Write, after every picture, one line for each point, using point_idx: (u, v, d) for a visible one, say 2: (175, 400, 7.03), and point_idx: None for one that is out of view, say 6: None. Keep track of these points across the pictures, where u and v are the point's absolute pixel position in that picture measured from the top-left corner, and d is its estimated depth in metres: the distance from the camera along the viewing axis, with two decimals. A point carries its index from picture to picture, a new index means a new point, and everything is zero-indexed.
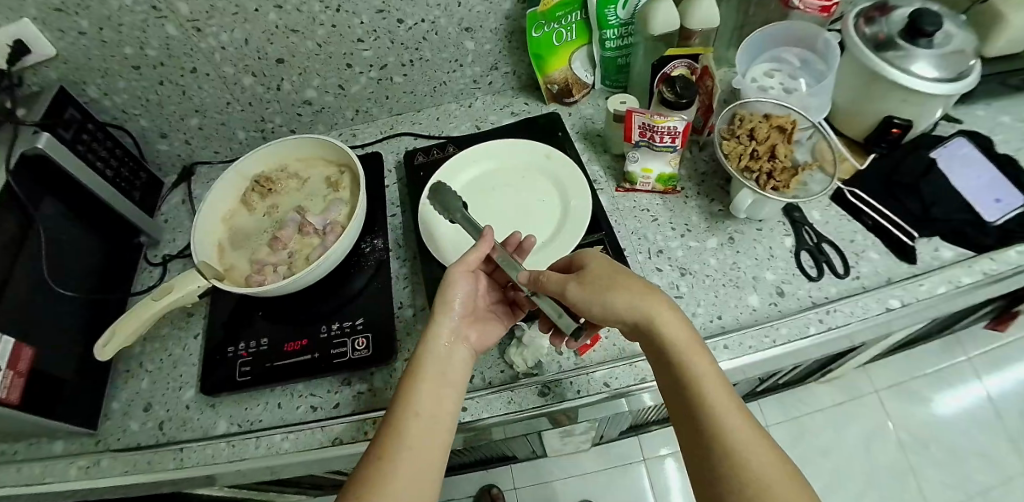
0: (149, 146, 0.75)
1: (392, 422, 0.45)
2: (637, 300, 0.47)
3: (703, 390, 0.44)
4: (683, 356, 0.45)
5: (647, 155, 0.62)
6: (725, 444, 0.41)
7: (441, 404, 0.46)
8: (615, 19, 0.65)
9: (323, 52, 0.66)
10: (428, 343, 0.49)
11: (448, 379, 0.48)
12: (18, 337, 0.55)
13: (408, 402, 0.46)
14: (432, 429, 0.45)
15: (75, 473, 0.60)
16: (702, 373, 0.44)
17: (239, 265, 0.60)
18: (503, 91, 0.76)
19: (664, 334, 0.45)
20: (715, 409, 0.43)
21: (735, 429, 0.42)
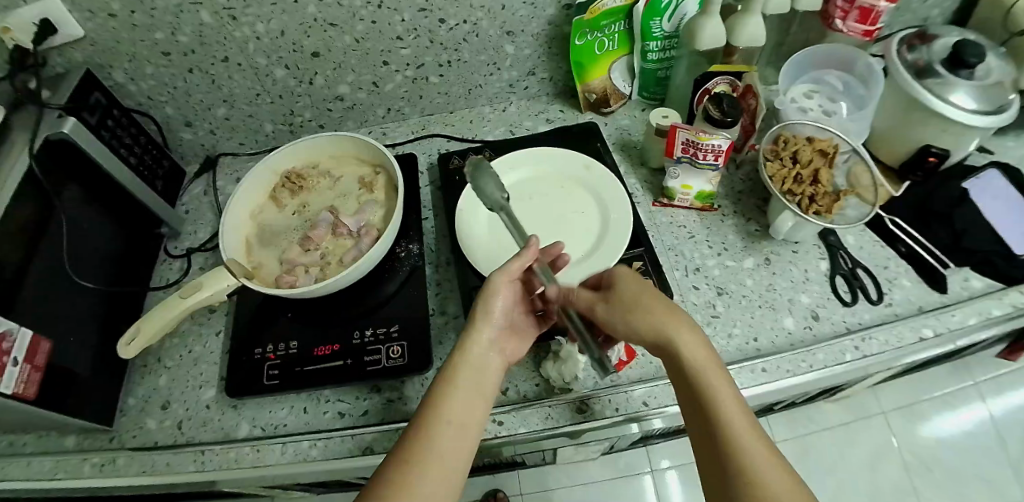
0: (172, 133, 0.73)
1: (417, 425, 0.43)
2: (658, 309, 0.47)
3: (722, 412, 0.43)
4: (699, 367, 0.45)
5: (688, 172, 0.61)
6: (738, 459, 0.41)
7: (471, 414, 0.45)
8: (659, 31, 0.64)
9: (359, 48, 0.64)
10: (463, 349, 0.47)
11: (480, 390, 0.46)
12: (36, 330, 0.53)
13: (437, 407, 0.44)
14: (460, 439, 0.43)
15: (89, 471, 0.58)
16: (722, 396, 0.43)
17: (268, 264, 0.58)
18: (539, 97, 0.74)
19: (680, 344, 0.46)
20: (729, 423, 0.42)
21: (748, 446, 0.41)
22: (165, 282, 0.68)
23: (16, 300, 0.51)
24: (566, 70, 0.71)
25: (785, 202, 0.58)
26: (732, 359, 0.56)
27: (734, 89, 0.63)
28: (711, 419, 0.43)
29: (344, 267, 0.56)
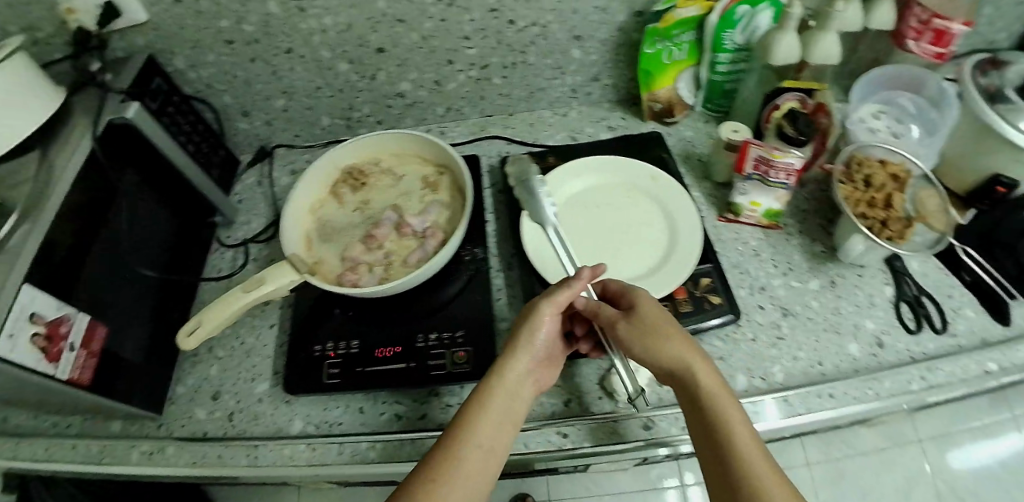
0: (228, 122, 0.73)
1: (446, 442, 0.44)
2: (668, 329, 0.48)
3: (739, 448, 0.42)
4: (709, 389, 0.45)
5: (757, 189, 0.60)
6: (751, 481, 0.41)
7: (499, 439, 0.45)
8: (731, 43, 0.63)
9: (426, 45, 0.63)
10: (499, 371, 0.47)
11: (511, 415, 0.46)
12: (94, 317, 0.53)
13: (467, 428, 0.45)
14: (484, 463, 0.44)
15: (135, 459, 0.57)
16: (737, 431, 0.43)
17: (329, 259, 0.57)
18: (599, 104, 0.73)
19: (691, 364, 0.46)
20: (740, 445, 0.42)
21: (760, 467, 0.41)
22: (219, 271, 0.68)
23: (75, 287, 0.51)
24: (630, 78, 0.70)
25: (857, 225, 0.57)
26: (798, 382, 0.54)
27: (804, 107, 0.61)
28: (721, 442, 0.43)
29: (409, 268, 0.55)
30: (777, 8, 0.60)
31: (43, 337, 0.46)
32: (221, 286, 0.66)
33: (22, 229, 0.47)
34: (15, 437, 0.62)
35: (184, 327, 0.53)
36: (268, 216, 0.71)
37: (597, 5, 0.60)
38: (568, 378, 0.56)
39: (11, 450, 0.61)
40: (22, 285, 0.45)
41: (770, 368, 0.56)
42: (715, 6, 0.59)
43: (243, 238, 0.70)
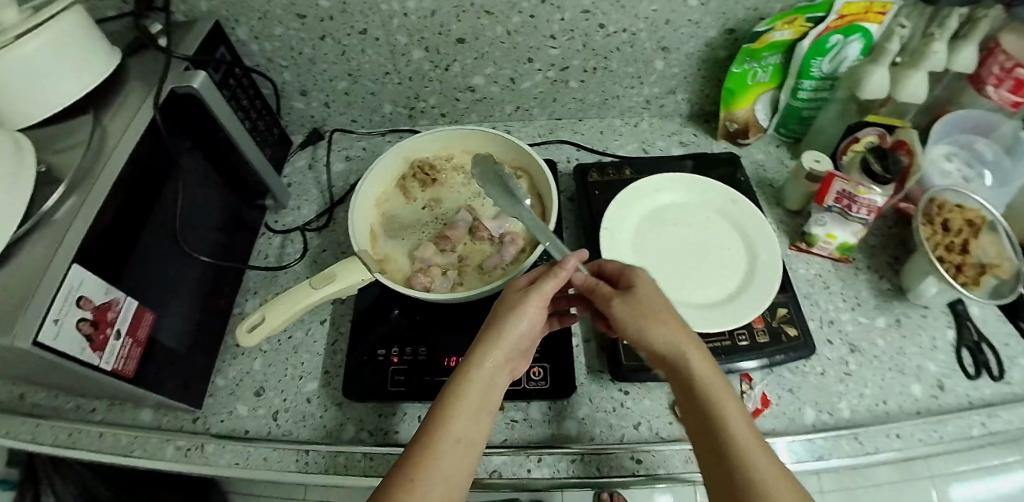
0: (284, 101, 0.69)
1: (423, 440, 0.39)
2: (659, 304, 0.44)
3: (742, 449, 0.38)
4: (704, 371, 0.41)
5: (835, 221, 0.59)
6: (756, 467, 0.37)
7: (474, 431, 0.41)
8: (817, 71, 0.61)
9: (509, 40, 0.60)
10: (474, 356, 0.42)
11: (485, 404, 0.42)
12: (141, 301, 0.49)
13: (445, 424, 0.40)
14: (464, 457, 0.39)
15: (172, 454, 0.54)
16: (737, 431, 0.39)
17: (397, 257, 0.55)
18: (670, 117, 0.73)
19: (681, 343, 0.42)
20: (740, 430, 0.39)
21: (764, 453, 0.38)
22: (265, 260, 0.65)
23: (124, 269, 0.47)
24: (704, 96, 0.70)
25: (932, 266, 0.56)
26: (863, 420, 0.54)
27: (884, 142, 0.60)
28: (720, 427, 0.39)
29: (485, 274, 0.54)
30: (869, 39, 0.58)
31: (90, 323, 0.43)
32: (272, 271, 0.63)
33: (68, 203, 0.44)
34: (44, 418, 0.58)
35: (243, 322, 0.51)
36: (321, 202, 0.68)
37: (689, 18, 0.59)
38: (638, 400, 0.53)
39: (31, 431, 0.57)
40: (73, 266, 0.41)
41: (837, 404, 0.55)
42: (808, 33, 0.57)
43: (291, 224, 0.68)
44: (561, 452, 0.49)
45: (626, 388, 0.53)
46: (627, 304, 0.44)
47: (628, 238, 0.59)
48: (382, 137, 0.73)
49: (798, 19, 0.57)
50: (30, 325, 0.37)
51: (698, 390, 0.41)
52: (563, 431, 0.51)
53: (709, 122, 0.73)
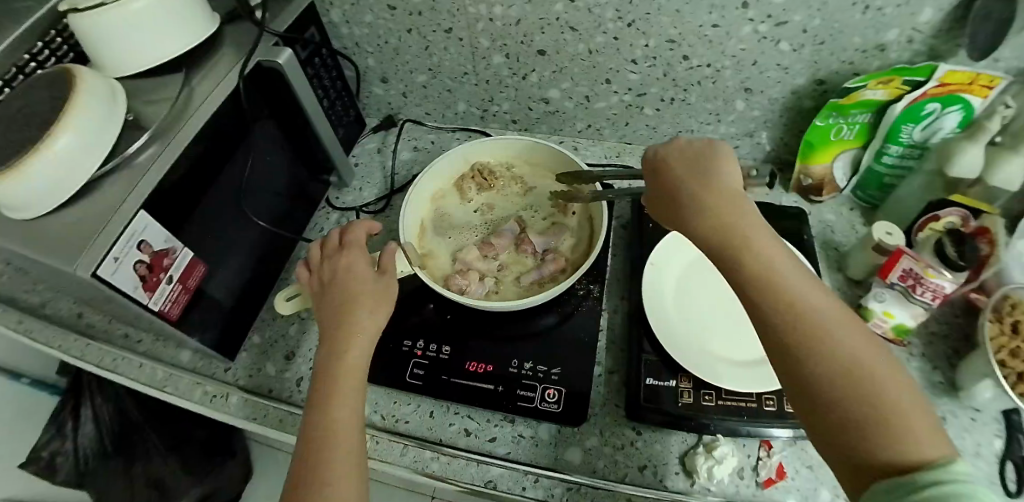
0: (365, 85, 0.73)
1: (311, 458, 0.37)
2: (737, 217, 0.38)
3: (825, 330, 0.33)
4: (795, 296, 0.34)
5: (896, 300, 0.55)
6: (864, 403, 0.31)
7: (342, 404, 0.40)
8: (907, 137, 0.57)
9: (589, 59, 0.61)
10: (335, 363, 0.42)
11: (352, 374, 0.42)
12: (197, 253, 0.52)
13: (329, 436, 0.38)
14: (354, 431, 0.39)
15: (199, 397, 0.59)
16: (816, 310, 0.34)
17: (439, 255, 0.57)
18: (742, 161, 0.71)
19: (768, 261, 0.36)
20: (840, 361, 0.32)
21: (877, 380, 0.32)
22: (320, 233, 0.68)
23: (187, 222, 0.50)
24: (780, 146, 0.67)
25: (991, 369, 0.52)
26: None
27: (966, 225, 0.54)
28: (807, 362, 0.33)
29: (521, 288, 0.54)
30: (970, 112, 0.53)
31: (146, 265, 0.46)
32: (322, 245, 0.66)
33: (148, 151, 0.47)
34: (100, 340, 0.65)
35: (285, 291, 0.54)
36: (382, 187, 0.71)
37: (778, 62, 0.57)
38: (649, 443, 0.51)
39: (94, 353, 0.65)
40: (138, 212, 0.44)
41: None
42: (903, 95, 0.54)
43: (352, 203, 0.71)
44: (558, 478, 0.49)
45: (639, 428, 0.52)
46: (704, 213, 0.39)
47: (677, 277, 0.57)
48: (451, 134, 0.75)
49: (895, 81, 0.53)
50: (93, 258, 0.41)
51: (785, 319, 0.34)
52: (565, 459, 0.51)
53: (782, 172, 0.69)
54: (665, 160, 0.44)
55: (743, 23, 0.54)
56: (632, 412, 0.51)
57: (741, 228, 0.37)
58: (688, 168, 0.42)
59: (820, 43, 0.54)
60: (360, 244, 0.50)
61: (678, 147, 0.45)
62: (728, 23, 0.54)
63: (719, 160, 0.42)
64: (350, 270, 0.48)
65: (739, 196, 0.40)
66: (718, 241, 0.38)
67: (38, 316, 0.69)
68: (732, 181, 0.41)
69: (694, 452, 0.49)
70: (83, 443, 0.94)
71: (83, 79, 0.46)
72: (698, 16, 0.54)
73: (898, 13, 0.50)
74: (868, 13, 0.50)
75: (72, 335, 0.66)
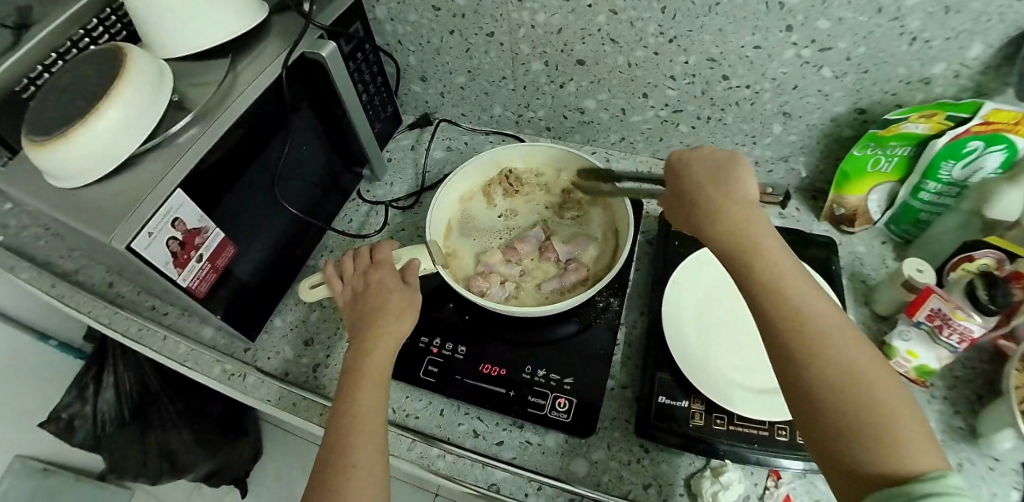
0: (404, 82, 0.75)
1: (333, 448, 0.42)
2: (749, 229, 0.40)
3: (830, 344, 0.35)
4: (802, 309, 0.37)
5: (921, 339, 0.54)
6: (858, 415, 0.33)
7: (365, 403, 0.43)
8: (945, 174, 0.55)
9: (628, 72, 0.62)
10: (359, 364, 0.45)
11: (376, 375, 0.45)
12: (228, 235, 0.53)
13: (350, 431, 0.42)
14: (375, 427, 0.43)
15: (219, 374, 0.61)
16: (825, 325, 0.36)
17: (463, 256, 0.58)
18: (776, 185, 0.70)
19: (776, 274, 0.38)
20: (837, 372, 0.35)
21: (873, 394, 0.34)
22: (348, 224, 0.70)
23: (221, 204, 0.52)
24: (813, 174, 0.66)
25: (1014, 418, 0.51)
26: None
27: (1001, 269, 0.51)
28: (807, 371, 0.35)
29: (541, 295, 0.55)
30: (1014, 151, 0.51)
31: (178, 242, 0.47)
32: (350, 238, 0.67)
33: (190, 131, 0.48)
34: (129, 310, 0.68)
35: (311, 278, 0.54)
36: (412, 184, 0.72)
37: (819, 88, 0.56)
38: (656, 461, 0.51)
39: (122, 321, 0.67)
40: (174, 190, 0.45)
41: None
42: (946, 131, 0.52)
43: (384, 199, 0.71)
44: (562, 488, 0.49)
45: (647, 445, 0.52)
46: (723, 225, 0.40)
47: (699, 296, 0.56)
48: (485, 136, 0.76)
49: (937, 116, 0.52)
50: (128, 231, 0.42)
51: (790, 331, 0.36)
52: (571, 470, 0.51)
53: (816, 200, 0.68)
54: (689, 167, 0.45)
55: (785, 46, 0.53)
56: (641, 429, 0.51)
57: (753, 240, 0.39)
58: (707, 177, 0.44)
59: (864, 72, 0.53)
60: (388, 261, 0.52)
61: (703, 153, 0.46)
62: (770, 46, 0.54)
63: (738, 170, 0.43)
64: (382, 284, 0.50)
65: (755, 209, 0.41)
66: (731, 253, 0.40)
67: (71, 282, 0.72)
68: (749, 194, 0.42)
69: (700, 475, 0.49)
70: (103, 410, 0.96)
71: (134, 55, 0.48)
72: (740, 37, 0.54)
73: (946, 46, 0.49)
74: (915, 45, 0.49)
75: (104, 301, 0.69)
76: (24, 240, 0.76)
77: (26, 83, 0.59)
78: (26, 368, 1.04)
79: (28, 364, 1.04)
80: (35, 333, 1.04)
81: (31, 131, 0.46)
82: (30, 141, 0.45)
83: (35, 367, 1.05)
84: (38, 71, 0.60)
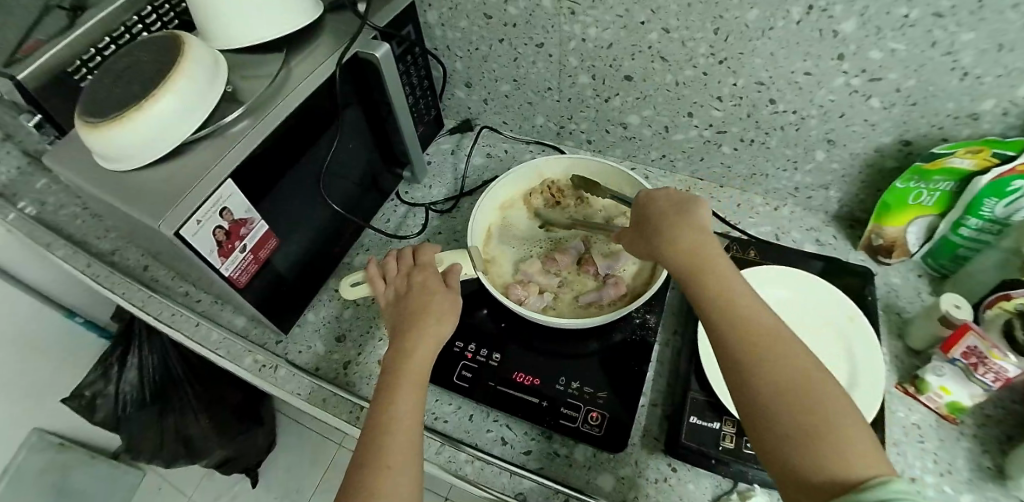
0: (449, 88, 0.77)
1: (370, 445, 0.42)
2: (703, 251, 0.43)
3: (778, 365, 0.36)
4: (751, 325, 0.38)
5: (954, 375, 0.52)
6: (806, 428, 0.34)
7: (406, 402, 0.44)
8: (988, 212, 0.53)
9: (674, 90, 0.62)
10: (403, 364, 0.46)
11: (418, 376, 0.45)
12: (272, 227, 0.54)
13: (389, 430, 0.42)
14: (414, 428, 0.43)
15: (251, 365, 0.62)
16: (773, 347, 0.37)
17: (502, 263, 0.61)
18: (813, 211, 0.69)
19: (729, 293, 0.40)
20: (785, 386, 0.36)
21: (820, 409, 0.34)
22: (386, 224, 0.72)
23: (270, 197, 0.52)
24: (852, 204, 0.66)
25: None
26: None
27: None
28: (753, 383, 0.36)
29: (578, 307, 0.58)
30: None
31: (224, 231, 0.47)
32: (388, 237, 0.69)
33: (241, 124, 0.49)
34: (162, 295, 0.69)
35: (353, 276, 0.57)
36: (452, 188, 0.74)
37: (866, 118, 0.56)
38: (682, 482, 0.50)
39: (156, 305, 0.68)
40: (227, 180, 0.46)
41: None
42: (991, 168, 0.51)
43: (420, 199, 0.74)
44: None
45: (675, 464, 0.51)
46: (681, 248, 0.44)
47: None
48: (526, 145, 0.78)
49: (983, 152, 0.51)
50: (178, 217, 0.43)
51: (739, 345, 0.38)
52: (596, 484, 0.50)
53: (853, 229, 0.68)
54: (653, 199, 0.49)
55: (835, 74, 0.53)
56: (672, 447, 0.50)
57: (707, 262, 0.42)
58: (665, 207, 0.48)
59: (912, 104, 0.53)
60: (432, 263, 0.54)
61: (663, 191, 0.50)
62: (821, 73, 0.54)
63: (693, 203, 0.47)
64: (425, 285, 0.51)
65: (707, 234, 0.45)
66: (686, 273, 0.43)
67: (106, 263, 0.72)
68: (702, 221, 0.46)
69: (728, 499, 0.48)
70: (125, 390, 0.98)
71: (192, 46, 0.48)
72: (791, 62, 0.54)
73: (998, 84, 0.48)
74: (966, 80, 0.49)
75: (140, 284, 0.70)
76: (62, 218, 0.78)
77: (78, 64, 0.59)
78: (49, 344, 1.05)
79: (52, 340, 1.05)
80: (61, 308, 1.06)
81: (85, 110, 0.45)
82: (81, 119, 0.45)
83: (58, 343, 1.07)
84: (91, 53, 0.60)
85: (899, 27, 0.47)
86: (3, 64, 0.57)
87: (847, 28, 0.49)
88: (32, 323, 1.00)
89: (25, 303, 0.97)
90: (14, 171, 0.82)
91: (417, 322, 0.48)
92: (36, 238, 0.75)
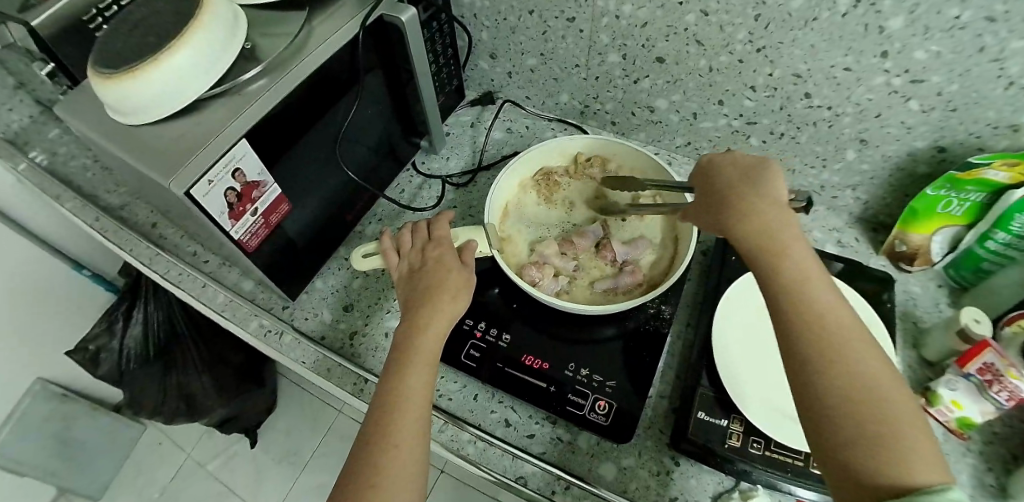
0: (473, 58, 0.76)
1: (379, 427, 0.41)
2: (781, 233, 0.40)
3: (847, 353, 0.36)
4: (822, 309, 0.37)
5: (968, 391, 0.48)
6: (865, 421, 0.34)
7: (419, 384, 0.43)
8: (1018, 228, 0.51)
9: (706, 76, 0.60)
10: (412, 345, 0.45)
11: (426, 357, 0.44)
12: (284, 191, 0.52)
13: (396, 411, 0.41)
14: (422, 410, 0.42)
15: (257, 328, 0.62)
16: (841, 340, 0.36)
17: (518, 243, 0.61)
18: (837, 211, 0.68)
19: (808, 281, 0.39)
20: (856, 381, 0.35)
21: (881, 406, 0.34)
22: (401, 195, 0.71)
23: (284, 160, 0.51)
24: (876, 208, 0.65)
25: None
26: None
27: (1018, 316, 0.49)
28: (819, 374, 0.36)
29: (592, 293, 0.58)
30: None
31: (236, 194, 0.46)
32: (402, 208, 0.68)
33: (259, 82, 0.47)
34: (169, 253, 0.68)
35: (362, 247, 0.56)
36: (469, 162, 0.73)
37: (902, 120, 0.54)
38: (684, 476, 0.49)
39: (164, 262, 0.67)
40: (241, 140, 0.44)
41: None
42: None
43: (437, 171, 0.73)
44: (589, 490, 0.49)
45: (678, 459, 0.50)
46: (749, 233, 0.41)
47: (756, 314, 0.54)
48: (547, 123, 0.77)
49: (1020, 165, 0.48)
50: (189, 176, 0.41)
51: (807, 333, 0.37)
52: (597, 473, 0.50)
53: (876, 232, 0.66)
54: (720, 166, 0.45)
55: (876, 72, 0.51)
56: (677, 441, 0.49)
57: (780, 238, 0.40)
58: (739, 177, 0.44)
59: (952, 109, 0.50)
60: (447, 239, 0.53)
61: (733, 157, 0.46)
62: (861, 70, 0.51)
63: (770, 169, 0.43)
64: (439, 260, 0.51)
65: (786, 210, 0.41)
66: (755, 250, 0.40)
67: (115, 217, 0.72)
68: (778, 195, 0.42)
69: (729, 496, 0.47)
70: (128, 344, 0.99)
71: None
72: (831, 56, 0.52)
73: None
74: (1012, 90, 0.47)
75: (150, 240, 0.70)
76: (72, 169, 0.76)
77: (94, 12, 0.57)
78: (54, 295, 1.04)
79: (56, 291, 1.05)
80: (70, 262, 1.04)
81: (99, 60, 0.44)
82: (93, 69, 0.43)
83: (65, 295, 1.06)
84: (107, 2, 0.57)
85: (948, 28, 0.45)
86: (18, 9, 0.56)
87: (895, 25, 0.46)
88: (36, 274, 0.99)
89: (29, 253, 0.96)
90: (26, 119, 0.80)
91: (435, 300, 0.47)
92: (45, 189, 0.74)
